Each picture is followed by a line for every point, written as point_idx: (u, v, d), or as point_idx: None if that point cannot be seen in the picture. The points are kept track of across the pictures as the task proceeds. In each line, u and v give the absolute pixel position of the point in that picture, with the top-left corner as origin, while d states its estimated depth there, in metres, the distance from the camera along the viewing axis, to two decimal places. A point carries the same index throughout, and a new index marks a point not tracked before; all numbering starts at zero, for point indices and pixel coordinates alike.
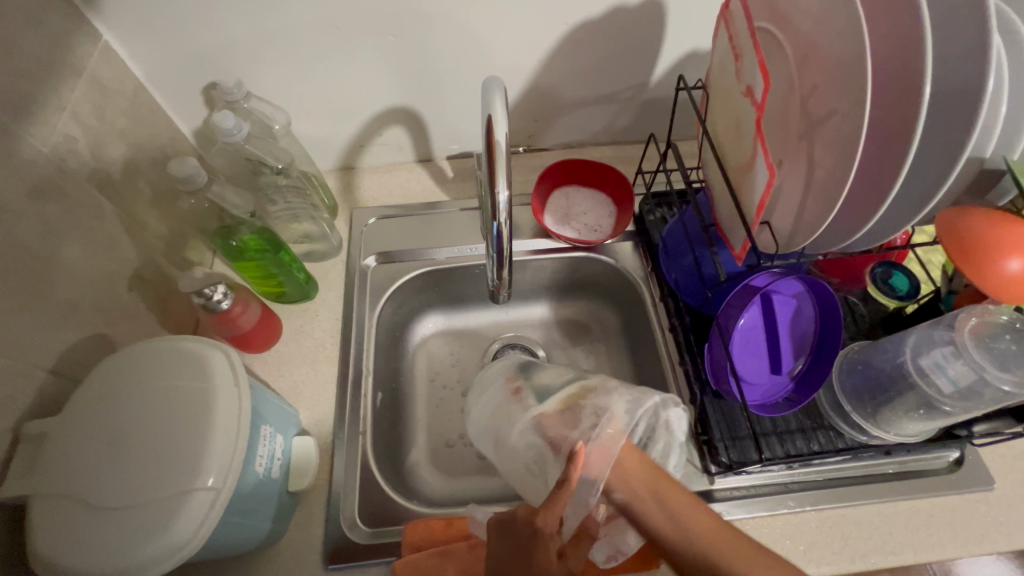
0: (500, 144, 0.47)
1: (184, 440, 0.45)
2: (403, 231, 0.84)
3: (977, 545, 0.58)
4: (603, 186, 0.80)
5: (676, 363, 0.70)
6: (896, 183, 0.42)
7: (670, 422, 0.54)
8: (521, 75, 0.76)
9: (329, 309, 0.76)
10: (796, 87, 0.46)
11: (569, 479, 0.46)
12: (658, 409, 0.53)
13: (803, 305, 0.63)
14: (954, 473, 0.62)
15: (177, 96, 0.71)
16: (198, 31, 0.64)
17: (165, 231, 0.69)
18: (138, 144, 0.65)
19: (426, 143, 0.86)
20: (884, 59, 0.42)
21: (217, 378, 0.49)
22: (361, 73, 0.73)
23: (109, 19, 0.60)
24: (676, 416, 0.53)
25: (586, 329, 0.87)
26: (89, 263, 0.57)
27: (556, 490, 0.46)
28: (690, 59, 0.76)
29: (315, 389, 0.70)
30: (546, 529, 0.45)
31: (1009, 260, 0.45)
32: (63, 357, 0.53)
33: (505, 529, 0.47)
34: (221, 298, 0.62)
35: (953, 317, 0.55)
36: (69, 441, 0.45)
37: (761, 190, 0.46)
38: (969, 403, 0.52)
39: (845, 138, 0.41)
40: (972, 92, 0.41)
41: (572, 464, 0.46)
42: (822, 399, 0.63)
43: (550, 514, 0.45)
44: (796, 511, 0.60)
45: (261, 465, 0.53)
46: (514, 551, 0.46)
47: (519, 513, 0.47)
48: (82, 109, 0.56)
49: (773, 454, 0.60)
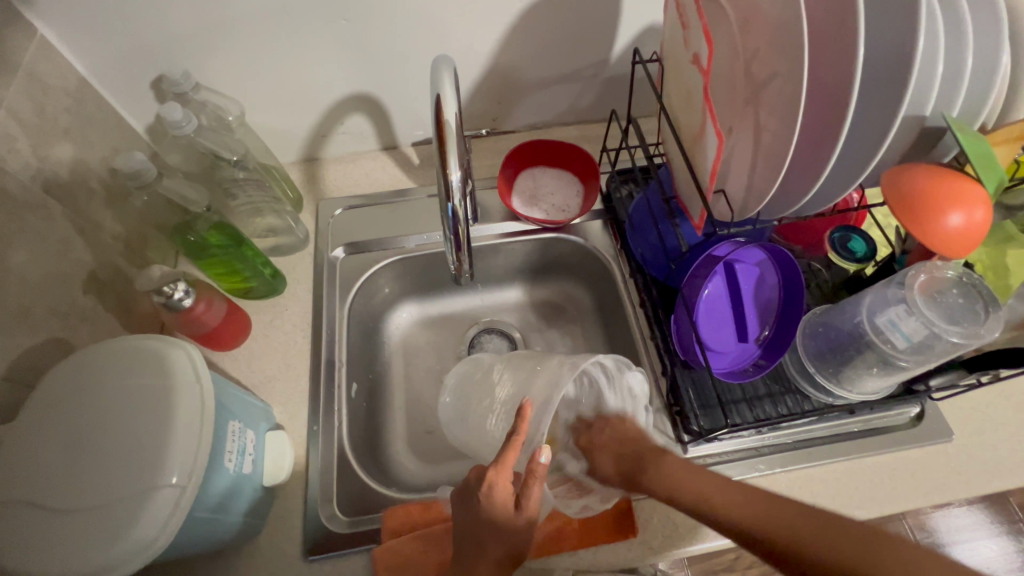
0: (450, 123, 0.47)
1: (147, 439, 0.45)
2: (370, 221, 0.82)
3: (938, 494, 0.60)
4: (569, 166, 0.80)
5: (647, 337, 0.71)
6: (839, 144, 0.42)
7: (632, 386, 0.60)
8: (480, 56, 0.75)
9: (298, 303, 0.76)
10: (741, 53, 0.46)
11: (515, 433, 0.50)
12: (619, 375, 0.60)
13: (766, 273, 0.64)
14: (916, 427, 0.64)
15: (125, 91, 0.69)
16: (140, 22, 0.62)
17: (122, 231, 0.67)
18: (85, 141, 0.63)
19: (389, 130, 0.84)
20: (821, 21, 0.42)
21: (179, 376, 0.48)
22: (316, 61, 0.71)
23: (44, 12, 0.58)
24: (636, 380, 0.60)
25: (561, 309, 0.87)
26: (39, 266, 0.55)
27: (505, 445, 0.50)
28: (648, 33, 0.76)
29: (287, 383, 0.69)
30: (498, 485, 0.49)
31: (948, 216, 0.46)
32: (16, 364, 0.51)
33: (461, 496, 0.52)
34: (183, 296, 0.61)
35: (904, 274, 0.56)
36: (25, 447, 0.44)
37: (712, 157, 0.46)
38: (922, 356, 0.54)
39: (789, 101, 0.42)
40: (905, 51, 0.42)
41: (520, 417, 0.50)
42: (788, 363, 0.64)
43: (501, 473, 0.49)
44: (766, 474, 0.61)
45: (231, 461, 0.53)
46: (469, 514, 0.50)
47: (472, 478, 0.52)
48: (21, 106, 0.54)
49: (742, 420, 0.61)
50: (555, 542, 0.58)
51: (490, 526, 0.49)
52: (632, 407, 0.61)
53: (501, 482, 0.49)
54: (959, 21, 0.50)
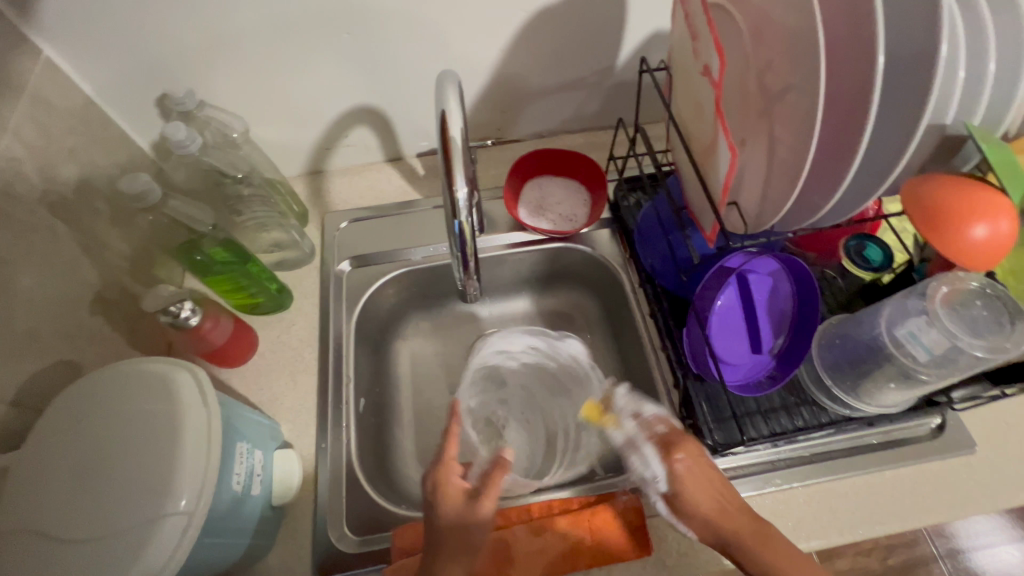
0: (455, 139, 0.47)
1: (154, 464, 0.44)
2: (376, 234, 0.82)
3: (963, 508, 0.59)
4: (575, 174, 0.79)
5: (658, 348, 0.70)
6: (857, 156, 0.41)
7: (573, 350, 0.81)
8: (484, 66, 0.75)
9: (305, 318, 0.75)
10: (753, 64, 0.45)
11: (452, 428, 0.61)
12: (560, 346, 0.81)
13: (780, 283, 0.62)
14: (937, 439, 0.62)
15: (130, 109, 0.69)
16: (144, 41, 0.62)
17: (128, 250, 0.67)
18: (90, 162, 0.63)
19: (394, 142, 0.84)
20: (837, 30, 0.41)
21: (185, 400, 0.47)
22: (319, 76, 0.71)
23: (49, 34, 0.58)
24: (573, 344, 0.81)
25: (569, 318, 0.86)
26: (46, 288, 0.55)
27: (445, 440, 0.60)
28: (653, 40, 0.75)
29: (294, 400, 0.69)
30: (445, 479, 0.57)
31: (972, 228, 0.45)
32: (24, 389, 0.51)
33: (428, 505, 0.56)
34: (190, 314, 0.60)
35: (925, 285, 0.54)
36: (34, 474, 0.44)
37: (725, 170, 0.45)
38: (945, 370, 0.53)
39: (806, 114, 0.40)
40: (926, 58, 0.40)
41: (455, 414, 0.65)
42: (804, 375, 0.63)
43: (447, 465, 0.58)
44: (784, 489, 0.60)
45: (239, 483, 0.52)
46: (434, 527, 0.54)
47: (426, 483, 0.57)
48: (27, 129, 0.54)
49: (757, 434, 0.60)
50: (567, 561, 0.57)
51: (451, 529, 0.53)
52: (580, 368, 0.79)
53: (448, 476, 0.57)
54: (978, 25, 0.49)
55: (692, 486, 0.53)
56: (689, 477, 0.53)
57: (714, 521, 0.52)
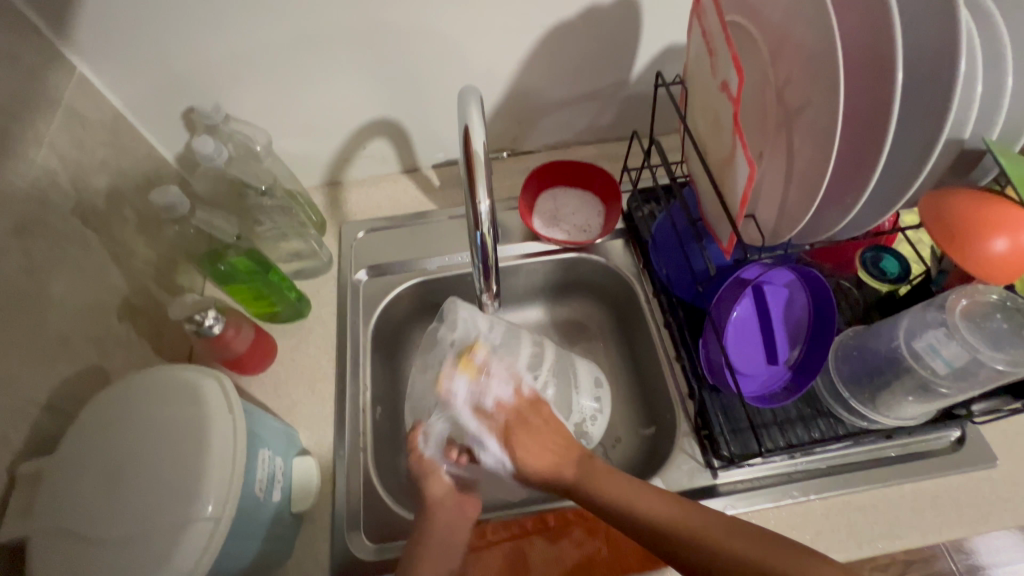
0: (478, 153, 0.48)
1: (182, 468, 0.45)
2: (392, 244, 0.83)
3: (984, 523, 0.58)
4: (588, 185, 0.80)
5: (672, 358, 0.71)
6: (876, 170, 0.42)
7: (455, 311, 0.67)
8: (501, 80, 0.76)
9: (323, 326, 0.76)
10: (772, 80, 0.46)
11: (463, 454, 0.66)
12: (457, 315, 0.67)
13: (795, 294, 0.63)
14: (957, 452, 0.61)
15: (157, 122, 0.71)
16: (172, 57, 0.64)
17: (153, 258, 0.69)
18: (119, 172, 0.65)
19: (410, 153, 0.86)
20: (856, 48, 0.42)
21: (211, 407, 0.48)
22: (339, 89, 0.73)
23: (84, 51, 0.60)
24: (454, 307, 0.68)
25: (582, 328, 0.86)
26: (77, 295, 0.56)
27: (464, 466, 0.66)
28: (668, 54, 0.76)
29: (313, 407, 0.70)
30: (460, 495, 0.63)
31: (994, 240, 0.46)
32: (57, 393, 0.52)
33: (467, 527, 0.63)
34: (213, 323, 0.61)
35: (944, 297, 0.54)
36: (65, 478, 0.45)
37: (743, 184, 0.46)
38: (965, 383, 0.52)
39: (824, 129, 0.41)
40: (944, 76, 0.41)
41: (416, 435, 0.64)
42: (820, 387, 0.63)
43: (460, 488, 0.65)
44: (801, 501, 0.60)
45: (261, 489, 0.53)
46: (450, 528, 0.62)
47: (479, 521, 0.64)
48: (61, 141, 0.56)
49: (774, 445, 0.60)
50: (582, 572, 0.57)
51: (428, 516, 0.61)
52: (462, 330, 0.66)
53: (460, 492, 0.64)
54: (996, 40, 0.49)
55: (527, 455, 0.58)
56: (514, 443, 0.59)
57: (551, 471, 0.57)
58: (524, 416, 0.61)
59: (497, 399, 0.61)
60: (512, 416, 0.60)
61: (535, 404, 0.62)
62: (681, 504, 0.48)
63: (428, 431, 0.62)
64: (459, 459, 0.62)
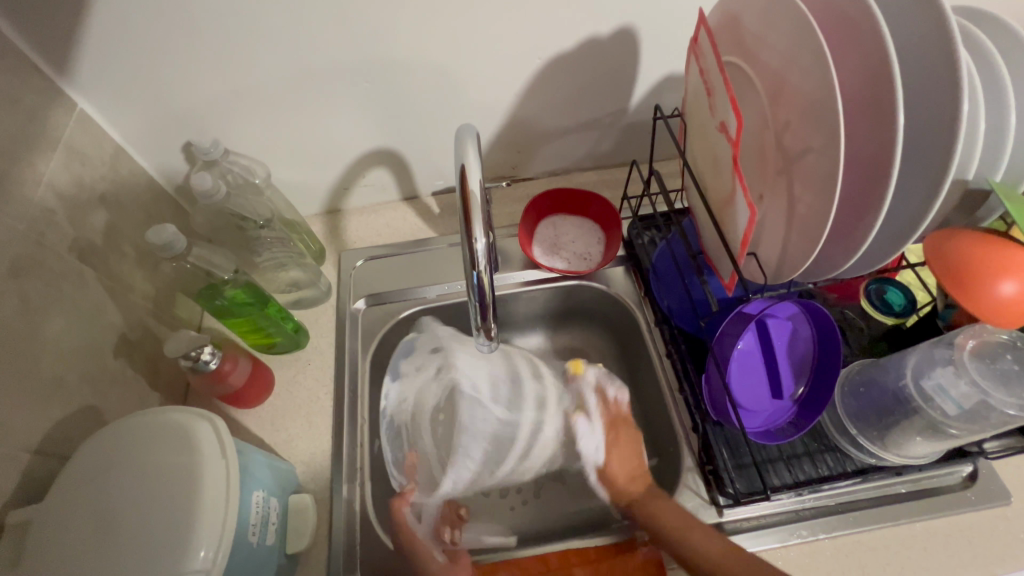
0: (474, 193, 0.47)
1: (170, 518, 0.44)
2: (391, 273, 0.83)
3: (1001, 565, 0.56)
4: (588, 213, 0.80)
5: (675, 390, 0.69)
6: (880, 214, 0.41)
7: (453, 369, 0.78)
8: (500, 110, 0.76)
9: (320, 356, 0.76)
10: (771, 122, 0.46)
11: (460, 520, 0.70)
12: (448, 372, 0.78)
13: (798, 326, 0.62)
14: (969, 489, 0.60)
15: (158, 155, 0.71)
16: (172, 93, 0.64)
17: (151, 290, 0.68)
18: (118, 206, 0.65)
19: (410, 181, 0.86)
20: (855, 92, 0.41)
21: (204, 451, 0.48)
22: (338, 121, 0.73)
23: (87, 90, 0.61)
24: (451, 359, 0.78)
25: (583, 355, 0.85)
26: (73, 334, 0.56)
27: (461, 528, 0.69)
28: (666, 84, 0.76)
29: (310, 442, 0.69)
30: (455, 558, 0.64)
31: (1002, 284, 0.46)
32: (47, 436, 0.51)
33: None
34: (210, 358, 0.61)
35: (952, 336, 0.55)
36: (52, 528, 0.44)
37: (744, 226, 0.45)
38: (975, 426, 0.52)
39: (825, 173, 0.41)
40: (947, 119, 0.41)
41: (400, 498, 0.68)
42: (826, 420, 0.62)
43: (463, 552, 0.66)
44: (810, 541, 0.58)
45: (254, 534, 0.52)
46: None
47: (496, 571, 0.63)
48: (60, 179, 0.56)
49: (780, 481, 0.59)
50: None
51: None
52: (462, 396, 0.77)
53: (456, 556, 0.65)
54: (997, 77, 0.49)
55: (615, 460, 0.69)
56: (614, 444, 0.70)
57: (624, 483, 0.66)
58: (629, 419, 0.72)
59: (616, 396, 0.73)
60: (617, 414, 0.72)
61: (615, 424, 0.71)
62: (720, 543, 0.53)
63: (418, 502, 0.69)
64: (450, 539, 0.67)
